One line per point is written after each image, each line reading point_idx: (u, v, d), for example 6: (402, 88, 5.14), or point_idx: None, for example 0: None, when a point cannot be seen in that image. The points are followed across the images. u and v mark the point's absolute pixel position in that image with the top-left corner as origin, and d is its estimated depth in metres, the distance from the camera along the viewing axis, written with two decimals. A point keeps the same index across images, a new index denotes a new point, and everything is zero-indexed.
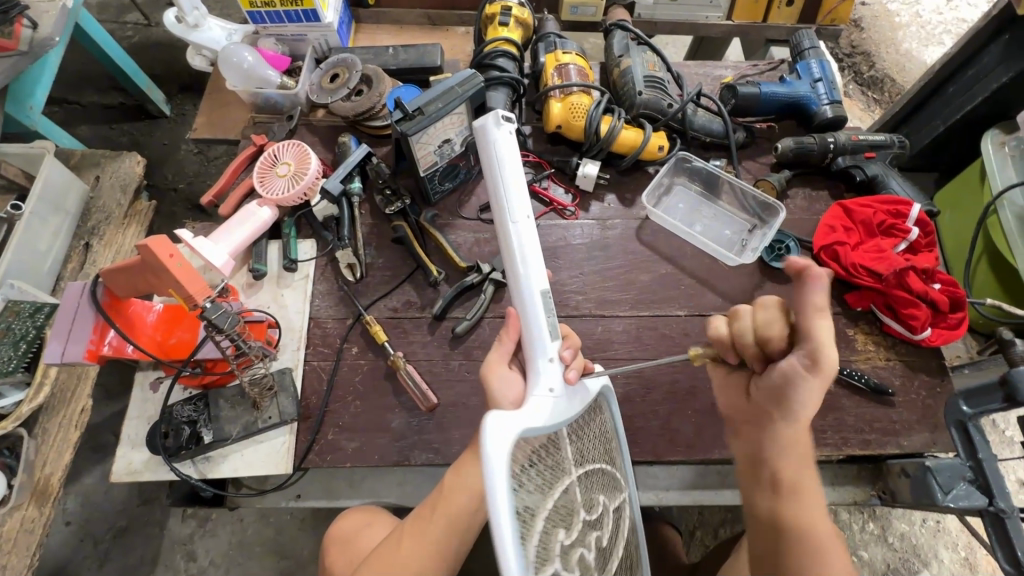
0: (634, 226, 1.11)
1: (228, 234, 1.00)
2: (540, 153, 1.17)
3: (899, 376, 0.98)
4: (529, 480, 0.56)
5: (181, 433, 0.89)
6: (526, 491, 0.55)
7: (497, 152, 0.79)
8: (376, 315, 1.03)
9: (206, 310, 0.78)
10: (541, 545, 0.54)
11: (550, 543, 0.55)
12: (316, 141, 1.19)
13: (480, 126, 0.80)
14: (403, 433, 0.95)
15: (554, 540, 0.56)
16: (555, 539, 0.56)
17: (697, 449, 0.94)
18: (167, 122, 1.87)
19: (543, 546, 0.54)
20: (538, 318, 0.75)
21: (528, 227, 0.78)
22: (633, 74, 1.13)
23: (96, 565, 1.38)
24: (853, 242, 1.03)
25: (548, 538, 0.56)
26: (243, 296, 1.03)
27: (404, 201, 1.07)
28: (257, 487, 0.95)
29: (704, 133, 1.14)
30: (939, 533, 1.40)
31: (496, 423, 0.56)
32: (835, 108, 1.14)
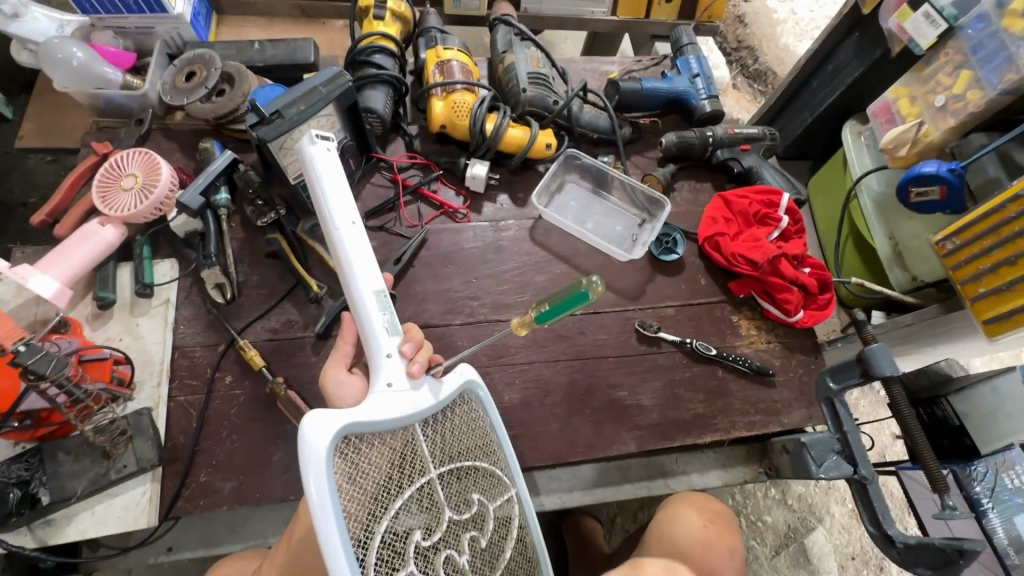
0: (527, 226, 1.09)
1: (61, 259, 0.87)
2: (427, 154, 1.12)
3: (779, 358, 1.04)
4: (367, 489, 0.60)
5: (7, 497, 0.75)
6: (360, 505, 0.59)
7: (317, 166, 0.74)
8: (252, 338, 0.94)
9: (20, 355, 0.67)
10: (383, 547, 0.58)
11: (401, 545, 0.60)
12: (174, 148, 1.06)
13: (301, 149, 0.75)
14: (287, 465, 0.87)
15: (408, 541, 0.60)
16: (408, 543, 0.60)
17: (598, 448, 0.94)
18: (9, 127, 1.62)
19: (390, 552, 0.59)
20: (371, 316, 0.70)
21: (354, 235, 0.73)
22: (516, 70, 1.10)
23: None
24: (733, 232, 1.08)
25: (399, 541, 0.60)
26: (88, 330, 0.90)
27: (278, 212, 0.98)
28: (119, 545, 0.85)
29: (591, 130, 1.14)
30: (830, 491, 1.52)
31: (318, 420, 0.59)
32: (712, 103, 1.18)
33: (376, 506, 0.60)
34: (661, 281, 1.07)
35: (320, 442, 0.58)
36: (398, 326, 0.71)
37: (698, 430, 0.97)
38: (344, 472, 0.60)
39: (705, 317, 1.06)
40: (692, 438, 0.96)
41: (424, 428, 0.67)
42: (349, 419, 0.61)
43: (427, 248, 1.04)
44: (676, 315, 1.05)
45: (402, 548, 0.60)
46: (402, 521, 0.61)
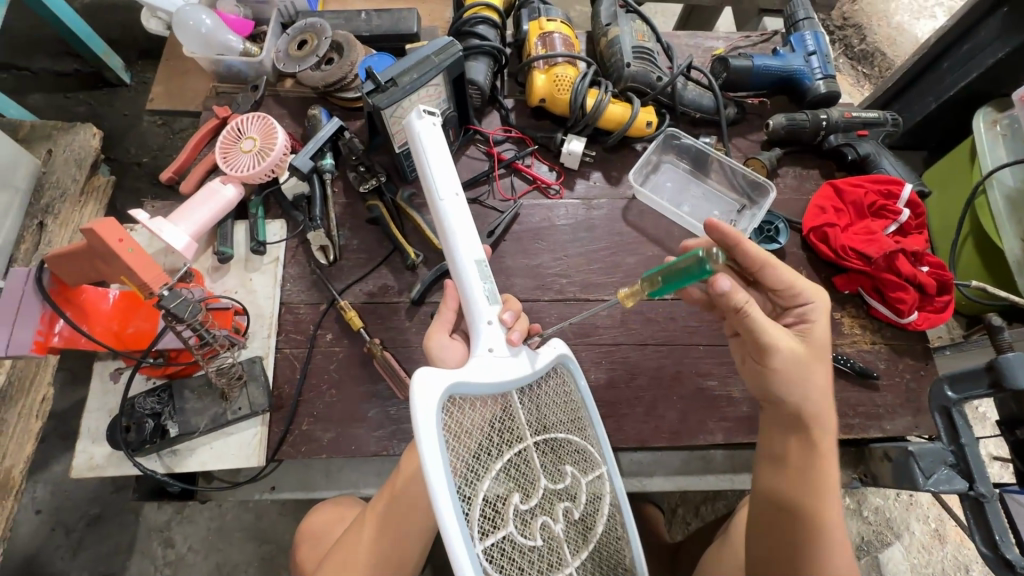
0: (620, 206, 1.07)
1: (189, 213, 0.93)
2: (523, 128, 1.11)
3: (884, 360, 0.98)
4: (470, 452, 0.60)
5: (144, 426, 0.84)
6: (465, 467, 0.59)
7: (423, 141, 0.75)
8: (351, 300, 0.98)
9: (163, 298, 0.71)
10: (486, 508, 0.59)
11: (502, 509, 0.61)
12: (284, 114, 1.11)
13: (407, 122, 0.77)
14: (380, 422, 0.91)
15: (508, 505, 0.61)
16: (507, 507, 0.61)
17: (682, 436, 0.92)
18: (127, 91, 1.75)
19: (491, 514, 0.60)
20: (471, 284, 0.70)
21: (459, 206, 0.73)
22: (620, 44, 1.07)
23: (69, 554, 1.36)
24: (843, 224, 1.01)
25: (499, 504, 0.61)
26: (208, 281, 0.97)
27: (379, 179, 1.01)
28: (230, 479, 0.92)
29: (694, 109, 1.10)
30: (912, 507, 1.41)
31: (425, 380, 0.59)
32: (829, 83, 1.10)
33: (478, 470, 0.60)
34: None
35: (429, 403, 0.58)
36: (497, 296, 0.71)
37: None
38: (452, 435, 0.59)
39: None
40: None
41: (521, 398, 0.67)
42: (453, 381, 0.61)
43: (519, 223, 1.04)
44: None
45: (501, 511, 0.61)
46: (502, 485, 0.62)
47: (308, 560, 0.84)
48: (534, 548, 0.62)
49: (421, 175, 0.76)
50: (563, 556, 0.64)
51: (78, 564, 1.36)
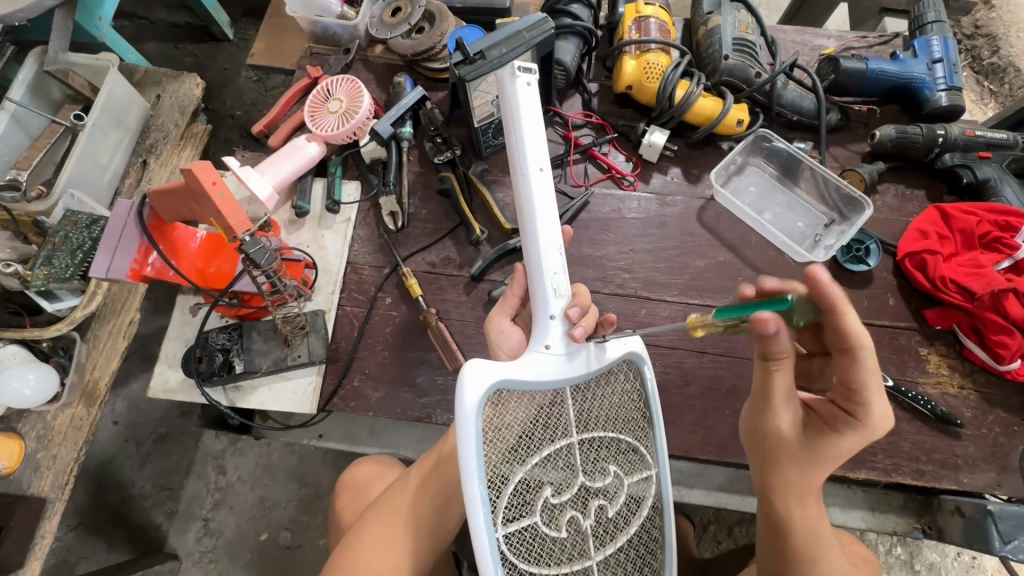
0: (695, 206, 1.02)
1: (275, 165, 0.98)
2: (604, 115, 1.08)
3: (971, 408, 0.89)
4: (507, 441, 0.61)
5: (214, 360, 0.91)
6: (499, 455, 0.60)
7: (519, 104, 0.72)
8: (413, 268, 1.00)
9: (245, 243, 0.76)
10: (515, 496, 0.60)
11: (532, 497, 0.61)
12: (371, 79, 1.14)
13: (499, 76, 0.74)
14: (427, 390, 0.93)
15: (538, 495, 0.61)
16: (537, 496, 0.61)
17: (730, 451, 0.89)
18: (229, 46, 1.85)
19: (518, 502, 0.60)
20: (543, 273, 0.69)
21: (541, 181, 0.71)
22: (721, 35, 1.01)
23: (137, 464, 1.50)
24: (946, 252, 0.92)
25: (529, 492, 0.61)
26: (285, 233, 1.01)
27: (454, 151, 1.02)
28: (283, 421, 0.97)
29: (792, 110, 1.02)
30: (972, 569, 1.29)
31: (478, 370, 0.61)
32: (952, 96, 0.99)
33: (514, 458, 0.61)
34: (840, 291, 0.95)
35: (475, 387, 0.60)
36: (566, 288, 0.70)
37: (852, 463, 0.87)
38: (489, 423, 0.61)
39: (886, 343, 0.92)
40: (843, 470, 0.86)
41: (572, 392, 0.66)
42: (502, 374, 0.62)
43: (587, 211, 1.02)
44: None
45: (531, 500, 0.61)
46: (535, 476, 0.62)
47: (345, 510, 0.87)
48: (558, 540, 0.61)
49: (509, 139, 0.72)
50: (587, 551, 0.63)
51: (143, 475, 1.50)
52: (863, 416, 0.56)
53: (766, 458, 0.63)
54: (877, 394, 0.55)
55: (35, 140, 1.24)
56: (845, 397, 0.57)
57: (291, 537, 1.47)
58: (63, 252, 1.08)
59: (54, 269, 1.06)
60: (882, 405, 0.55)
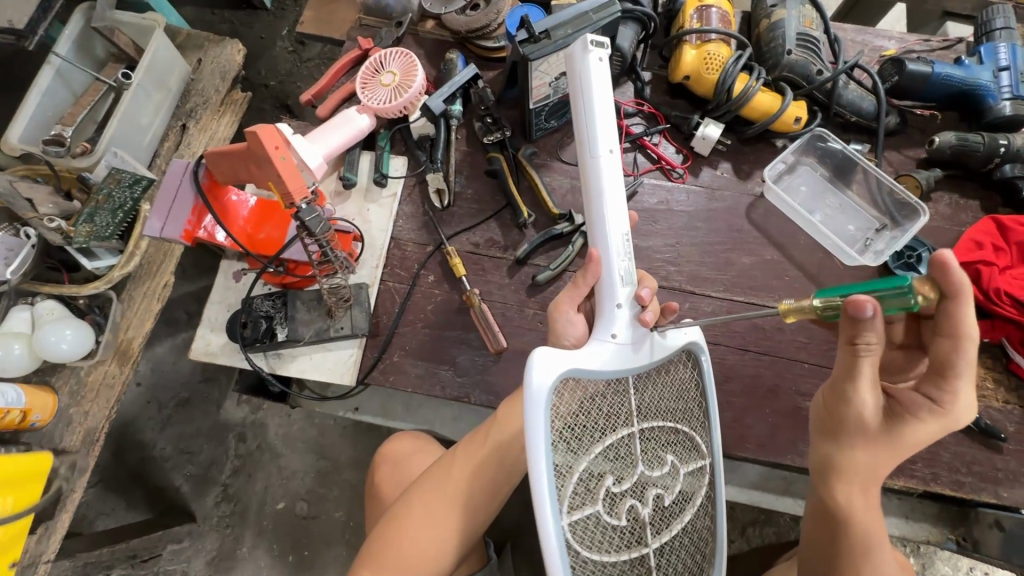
0: (745, 203, 1.01)
1: (324, 135, 0.97)
2: (656, 104, 1.07)
3: (1015, 423, 0.88)
4: (571, 430, 0.61)
5: (258, 326, 0.90)
6: (563, 444, 0.60)
7: (591, 81, 0.71)
8: (457, 247, 0.99)
9: (300, 211, 0.76)
10: (578, 485, 0.60)
11: (594, 486, 0.61)
12: (421, 55, 1.13)
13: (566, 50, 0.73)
14: (466, 369, 0.93)
15: (600, 484, 0.62)
16: (599, 485, 0.61)
17: (767, 451, 0.88)
18: (267, 16, 1.83)
19: (582, 489, 0.61)
20: (611, 260, 0.70)
21: (610, 165, 0.71)
22: (784, 29, 0.99)
23: (158, 426, 1.52)
24: (1001, 264, 0.90)
25: (591, 481, 0.61)
26: (330, 204, 1.01)
27: (504, 133, 1.00)
28: (319, 392, 0.98)
29: (850, 111, 1.00)
30: None
31: (544, 359, 0.60)
32: (1016, 105, 0.97)
33: (577, 447, 0.61)
34: None
35: (542, 377, 0.59)
36: (633, 276, 0.71)
37: (891, 470, 0.86)
38: (555, 413, 0.61)
39: None
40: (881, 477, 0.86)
41: (633, 381, 0.67)
42: (569, 363, 0.62)
43: (634, 201, 1.01)
44: None
45: (593, 489, 0.61)
46: (598, 464, 0.62)
47: (380, 484, 0.87)
48: (618, 528, 0.62)
49: (577, 122, 0.72)
50: (645, 538, 0.63)
51: (165, 437, 1.52)
52: (947, 404, 0.56)
53: (835, 437, 0.61)
54: (967, 382, 0.55)
55: (79, 97, 1.24)
56: (934, 383, 0.56)
57: (308, 507, 1.48)
58: (105, 211, 1.09)
59: (96, 227, 1.07)
60: (968, 393, 0.56)
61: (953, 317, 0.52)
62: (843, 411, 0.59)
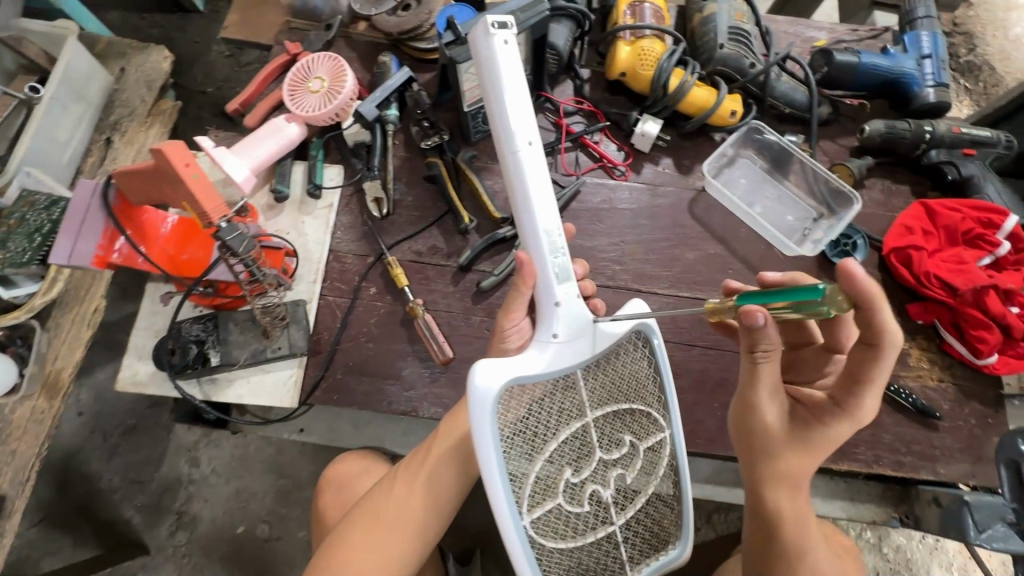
0: (687, 198, 1.01)
1: (251, 147, 0.93)
2: (596, 101, 1.06)
3: (949, 400, 0.91)
4: (525, 432, 0.61)
5: (188, 352, 0.86)
6: (516, 447, 0.60)
7: (499, 65, 0.68)
8: (399, 256, 0.96)
9: (221, 230, 0.72)
10: (537, 484, 0.61)
11: (553, 480, 0.62)
12: (354, 58, 1.09)
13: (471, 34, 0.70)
14: (413, 383, 0.91)
15: (559, 478, 0.62)
16: (558, 480, 0.62)
17: (718, 445, 0.89)
18: (200, 19, 1.74)
19: (542, 487, 0.61)
20: (543, 258, 0.67)
21: (531, 159, 0.68)
22: (716, 23, 0.99)
23: (104, 457, 1.44)
24: (931, 249, 0.93)
25: (551, 477, 0.62)
26: (262, 218, 0.97)
27: (443, 137, 0.98)
28: (262, 416, 0.94)
29: (784, 103, 1.01)
30: (936, 551, 1.26)
31: (484, 372, 0.60)
32: (940, 92, 1.01)
33: (531, 448, 0.61)
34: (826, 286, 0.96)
35: (487, 389, 0.60)
36: (569, 272, 0.68)
37: (836, 456, 0.88)
38: (506, 420, 0.61)
39: None
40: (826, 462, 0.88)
41: (584, 372, 0.65)
42: (512, 373, 0.62)
43: (578, 200, 1.00)
44: None
45: (552, 484, 0.62)
46: (555, 460, 0.62)
47: (327, 508, 0.84)
48: (581, 515, 0.63)
49: (492, 111, 0.69)
50: (609, 517, 0.64)
51: (113, 467, 1.44)
52: (852, 409, 0.60)
53: (754, 445, 0.64)
54: (871, 388, 0.59)
55: None
56: (841, 390, 0.61)
57: (269, 529, 1.43)
58: (20, 236, 1.01)
59: (9, 253, 0.99)
60: (872, 400, 0.60)
61: (871, 326, 0.56)
62: (752, 421, 0.63)
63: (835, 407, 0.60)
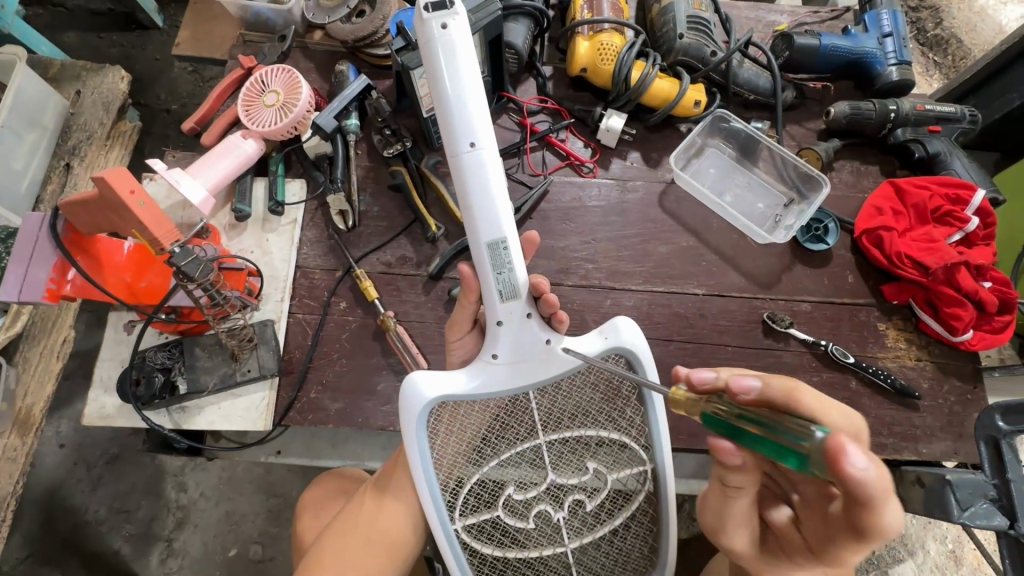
0: (657, 191, 1.00)
1: (208, 167, 0.90)
2: (560, 99, 1.04)
3: (928, 379, 0.91)
4: (466, 443, 0.65)
5: (153, 381, 0.84)
6: (455, 456, 0.64)
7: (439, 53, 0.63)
8: (368, 269, 0.95)
9: (175, 255, 0.70)
10: (475, 492, 0.64)
11: (493, 492, 0.65)
12: (311, 68, 1.06)
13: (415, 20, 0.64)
14: (389, 397, 0.89)
15: (501, 491, 0.64)
16: (501, 493, 0.64)
17: (700, 439, 0.88)
18: (160, 36, 1.70)
19: (479, 497, 0.64)
20: (486, 273, 0.65)
21: (474, 164, 0.64)
22: (675, 12, 0.98)
23: (88, 488, 1.38)
24: (901, 228, 0.93)
25: (493, 486, 0.65)
26: (225, 239, 0.94)
27: (405, 144, 0.96)
28: (237, 439, 0.93)
29: (748, 90, 1.01)
30: (930, 525, 1.26)
31: (415, 388, 0.63)
32: (902, 70, 1.00)
33: (472, 459, 0.64)
34: (801, 272, 0.95)
35: (422, 402, 0.62)
36: (515, 288, 0.65)
37: None
38: (443, 432, 0.65)
39: (846, 320, 0.94)
40: None
41: (539, 394, 0.66)
42: (450, 391, 0.63)
43: (548, 200, 0.99)
44: (812, 312, 0.94)
45: (495, 495, 0.64)
46: (499, 474, 0.64)
47: (307, 531, 0.82)
48: (527, 530, 0.65)
49: (438, 108, 0.64)
50: (560, 539, 0.65)
51: (97, 499, 1.38)
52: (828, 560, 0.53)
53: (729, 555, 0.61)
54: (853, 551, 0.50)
55: None
56: (817, 540, 0.52)
57: (262, 550, 1.37)
58: None
59: None
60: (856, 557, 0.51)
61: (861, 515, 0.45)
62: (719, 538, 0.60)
63: (811, 549, 0.54)
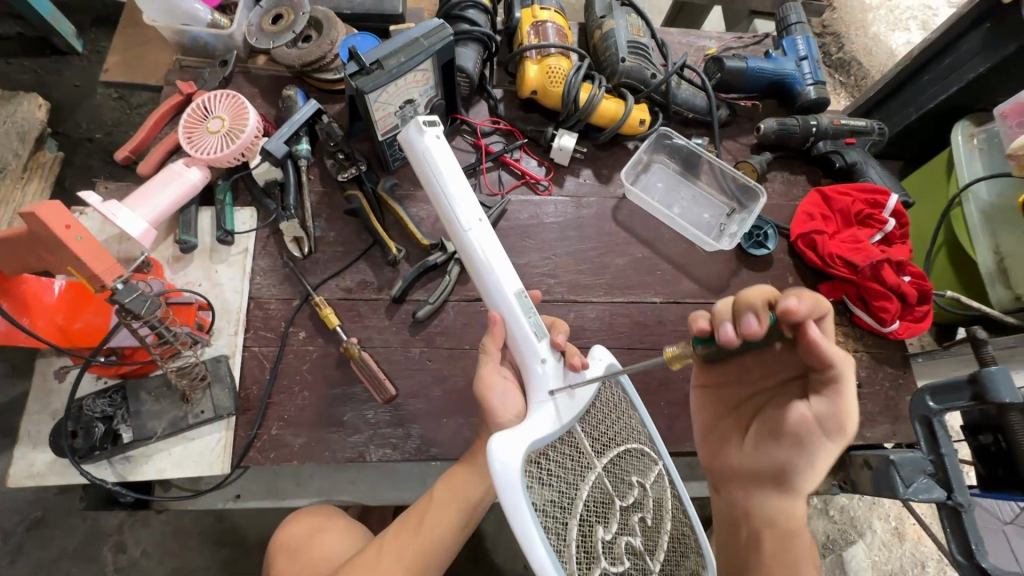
0: (610, 206, 1.04)
1: (147, 198, 0.85)
2: (512, 120, 1.07)
3: (865, 368, 0.99)
4: (555, 495, 0.59)
5: (93, 431, 0.77)
6: (551, 514, 0.58)
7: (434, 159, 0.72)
8: (327, 296, 0.92)
9: (118, 292, 0.64)
10: (580, 549, 0.58)
11: (592, 544, 0.59)
12: (256, 93, 1.04)
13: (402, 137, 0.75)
14: (356, 427, 0.86)
15: (595, 538, 0.60)
16: (595, 539, 0.60)
17: (669, 442, 0.91)
18: (79, 61, 1.59)
19: (586, 553, 0.58)
20: (516, 319, 0.68)
21: (484, 235, 0.70)
22: (616, 38, 1.04)
23: (7, 560, 1.23)
24: (830, 231, 1.01)
25: (588, 540, 0.59)
26: (169, 272, 0.89)
27: (360, 167, 0.94)
28: (190, 487, 0.86)
29: (686, 108, 1.08)
30: (875, 506, 1.35)
31: (501, 447, 0.58)
32: (818, 89, 1.10)
33: (564, 512, 0.59)
34: (746, 276, 1.02)
35: (508, 463, 0.57)
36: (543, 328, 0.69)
37: None
38: (534, 490, 0.58)
39: None
40: None
41: (580, 424, 0.66)
42: (525, 439, 0.60)
43: (506, 219, 1.00)
44: None
45: (592, 545, 0.59)
46: (587, 518, 0.61)
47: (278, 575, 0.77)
48: (624, 572, 0.61)
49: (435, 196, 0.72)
50: (647, 566, 0.64)
51: (18, 572, 1.23)
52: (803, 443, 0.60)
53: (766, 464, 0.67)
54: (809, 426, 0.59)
55: None
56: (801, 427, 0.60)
57: None
58: None
59: None
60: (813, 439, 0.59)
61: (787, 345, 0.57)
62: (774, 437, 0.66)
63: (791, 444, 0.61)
